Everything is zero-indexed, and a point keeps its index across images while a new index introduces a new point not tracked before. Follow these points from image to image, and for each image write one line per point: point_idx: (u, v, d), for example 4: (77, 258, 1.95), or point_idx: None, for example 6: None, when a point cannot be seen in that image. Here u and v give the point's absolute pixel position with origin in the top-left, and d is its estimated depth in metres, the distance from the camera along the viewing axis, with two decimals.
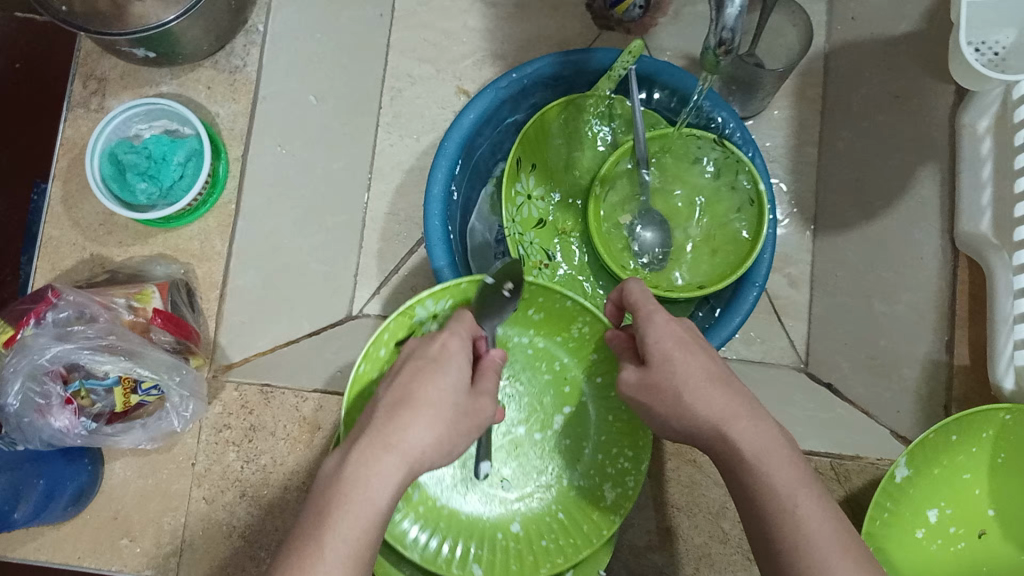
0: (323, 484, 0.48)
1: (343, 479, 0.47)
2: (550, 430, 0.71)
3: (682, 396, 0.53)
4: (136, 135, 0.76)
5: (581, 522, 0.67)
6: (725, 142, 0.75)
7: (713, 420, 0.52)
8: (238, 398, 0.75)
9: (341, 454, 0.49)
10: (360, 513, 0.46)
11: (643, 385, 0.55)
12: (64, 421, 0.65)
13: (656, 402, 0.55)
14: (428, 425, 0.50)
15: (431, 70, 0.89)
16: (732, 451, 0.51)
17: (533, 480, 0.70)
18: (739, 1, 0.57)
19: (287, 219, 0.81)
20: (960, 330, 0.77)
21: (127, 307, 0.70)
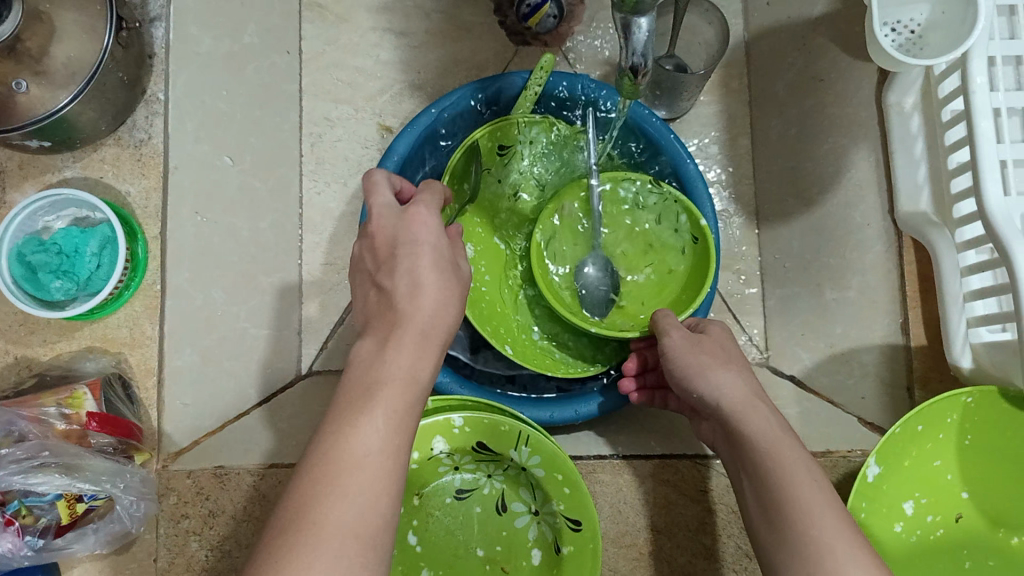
0: (357, 368, 0.48)
1: (376, 368, 0.47)
2: (515, 446, 0.66)
3: (718, 369, 0.60)
4: (45, 228, 0.72)
5: (498, 423, 0.66)
6: (663, 184, 0.74)
7: (741, 394, 0.58)
8: (192, 485, 0.71)
9: (375, 343, 0.49)
10: (396, 390, 0.46)
11: (691, 347, 0.63)
12: (7, 544, 0.62)
13: (691, 359, 0.62)
14: (430, 280, 0.51)
15: (349, 109, 0.88)
16: (753, 417, 0.56)
17: (495, 421, 0.66)
18: (646, 27, 0.54)
19: (219, 289, 0.78)
20: (914, 310, 0.77)
21: (60, 415, 0.66)
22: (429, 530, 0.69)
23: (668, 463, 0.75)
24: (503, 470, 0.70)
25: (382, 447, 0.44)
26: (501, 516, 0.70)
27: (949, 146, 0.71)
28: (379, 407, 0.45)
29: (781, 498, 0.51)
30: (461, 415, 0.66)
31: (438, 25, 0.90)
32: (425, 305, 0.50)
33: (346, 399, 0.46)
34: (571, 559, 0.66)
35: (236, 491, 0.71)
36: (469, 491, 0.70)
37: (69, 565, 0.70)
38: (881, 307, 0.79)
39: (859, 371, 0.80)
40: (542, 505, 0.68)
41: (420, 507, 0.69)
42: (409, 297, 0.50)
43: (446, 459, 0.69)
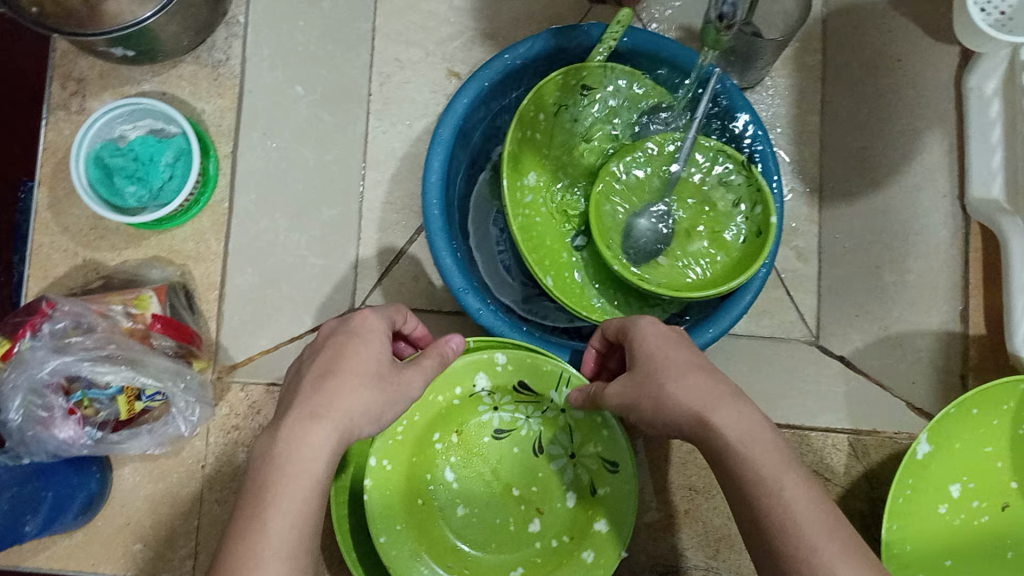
0: (256, 464, 0.49)
1: (275, 456, 0.49)
2: (557, 386, 0.67)
3: (672, 385, 0.54)
4: (121, 136, 0.74)
5: (541, 362, 0.66)
6: (752, 166, 0.72)
7: (697, 408, 0.53)
8: (245, 399, 0.73)
9: (269, 435, 0.50)
10: (300, 480, 0.48)
11: (636, 382, 0.56)
12: (69, 431, 0.65)
13: (641, 397, 0.55)
14: (358, 397, 0.51)
15: (419, 52, 0.86)
16: (720, 437, 0.52)
17: (538, 361, 0.66)
18: None
19: (281, 215, 0.79)
20: (974, 296, 0.79)
21: (126, 313, 0.68)
22: (464, 466, 0.70)
23: None
24: (541, 412, 0.69)
25: (290, 546, 0.46)
26: (537, 457, 0.70)
27: None
28: (274, 507, 0.47)
29: (769, 525, 0.48)
30: (504, 353, 0.67)
31: None
32: (348, 404, 0.51)
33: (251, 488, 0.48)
34: (606, 501, 0.66)
35: None
36: (506, 432, 0.70)
37: (121, 463, 0.73)
38: (941, 292, 0.80)
39: (912, 356, 0.80)
40: (579, 448, 0.68)
41: (457, 444, 0.70)
42: (333, 401, 0.51)
43: (484, 399, 0.69)
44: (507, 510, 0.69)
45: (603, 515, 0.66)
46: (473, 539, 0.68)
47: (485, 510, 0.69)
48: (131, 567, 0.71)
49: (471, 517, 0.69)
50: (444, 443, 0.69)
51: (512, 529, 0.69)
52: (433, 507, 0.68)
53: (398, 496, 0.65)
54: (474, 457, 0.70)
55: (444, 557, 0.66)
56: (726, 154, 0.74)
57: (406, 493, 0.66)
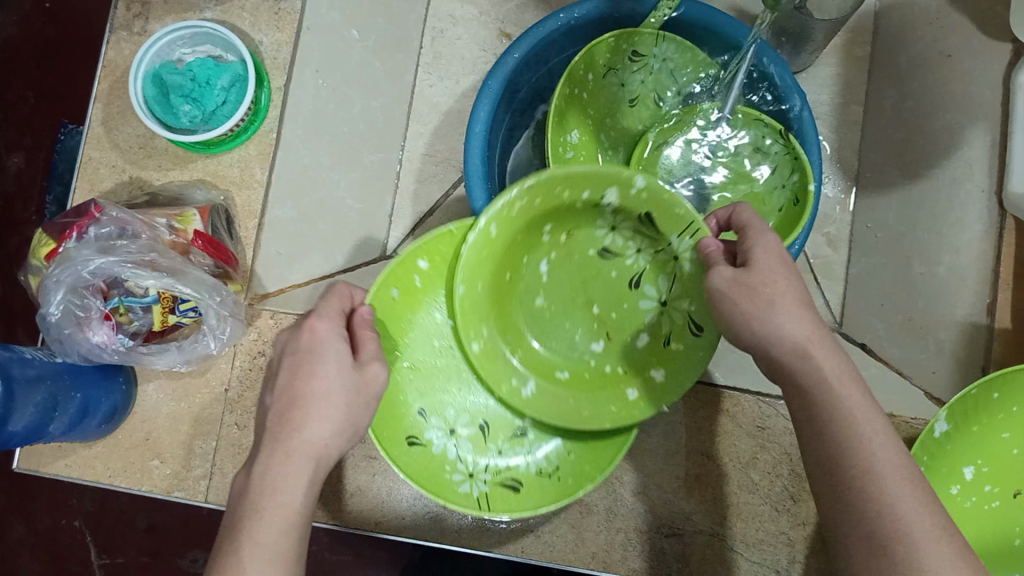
0: (233, 498, 0.47)
1: (251, 491, 0.47)
2: (683, 235, 0.61)
3: (769, 315, 0.53)
4: (179, 60, 0.76)
5: (673, 205, 0.60)
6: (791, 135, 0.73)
7: (800, 342, 0.53)
8: (274, 326, 0.74)
9: (245, 475, 0.48)
10: (273, 519, 0.46)
11: (736, 288, 0.55)
12: (103, 336, 0.66)
13: (738, 309, 0.54)
14: (319, 419, 0.49)
15: (473, 11, 0.90)
16: (813, 378, 0.52)
17: (672, 199, 0.60)
18: None
19: (324, 153, 0.81)
20: (1003, 293, 0.75)
21: (169, 228, 0.69)
22: (558, 273, 0.68)
23: (730, 394, 0.75)
24: (652, 249, 0.65)
25: None
26: (630, 289, 0.68)
27: None
28: (248, 543, 0.44)
29: (843, 455, 0.49)
30: (645, 179, 0.60)
31: None
32: (314, 433, 0.48)
33: (222, 541, 0.45)
34: (678, 357, 0.65)
35: None
36: (614, 256, 0.67)
37: (146, 378, 0.75)
38: (969, 286, 0.78)
39: (934, 347, 0.80)
40: (673, 298, 0.65)
41: (558, 245, 0.67)
42: (305, 435, 0.48)
43: (602, 216, 0.65)
44: (584, 338, 0.69)
45: (661, 367, 0.66)
46: (552, 347, 0.69)
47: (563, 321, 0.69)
48: (147, 482, 0.73)
49: (552, 329, 0.69)
50: (547, 232, 0.67)
51: (583, 356, 0.69)
52: (515, 279, 0.68)
53: (484, 291, 0.66)
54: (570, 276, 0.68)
55: (506, 384, 0.66)
56: (764, 123, 0.76)
57: (490, 299, 0.66)
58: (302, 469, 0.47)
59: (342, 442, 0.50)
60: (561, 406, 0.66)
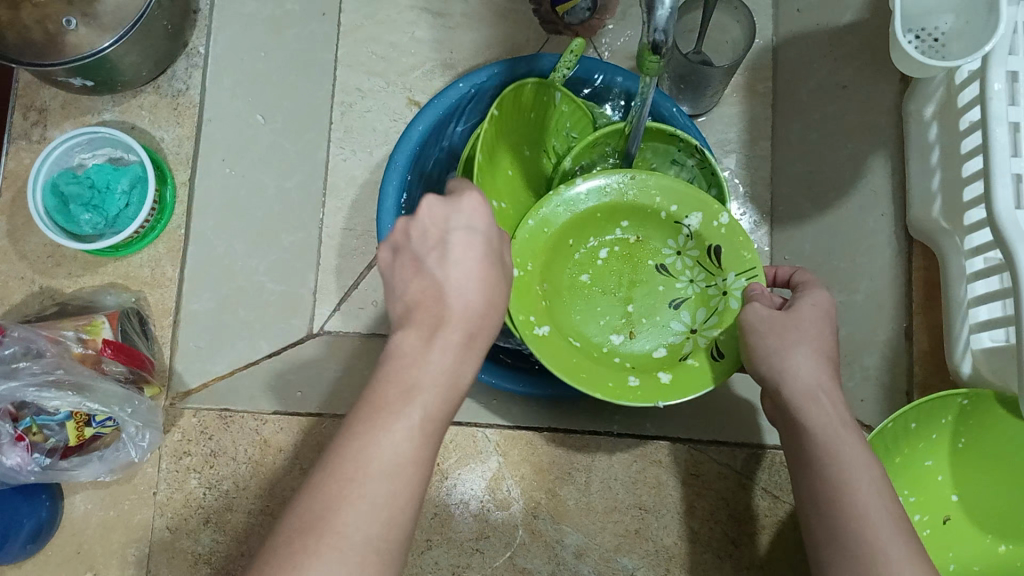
0: (395, 363, 0.44)
1: (409, 359, 0.44)
2: (730, 278, 0.65)
3: (796, 350, 0.58)
4: (79, 165, 0.75)
5: (737, 249, 0.65)
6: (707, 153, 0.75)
7: (813, 385, 0.57)
8: (197, 424, 0.73)
9: (414, 340, 0.44)
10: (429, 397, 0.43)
11: (772, 323, 0.59)
12: (16, 458, 0.65)
13: (768, 340, 0.59)
14: (467, 289, 0.45)
15: (381, 82, 0.91)
16: (818, 417, 0.56)
17: (744, 247, 0.65)
18: (669, 3, 0.56)
19: (239, 241, 0.81)
20: (917, 317, 0.76)
21: (77, 338, 0.69)
22: (608, 269, 0.70)
23: (663, 445, 0.75)
24: (703, 282, 0.68)
25: (408, 457, 0.42)
26: (667, 307, 0.69)
27: (965, 153, 0.72)
28: (416, 404, 0.43)
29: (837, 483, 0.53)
30: (729, 216, 0.66)
31: (475, 10, 0.94)
32: (475, 300, 0.45)
33: (376, 391, 0.43)
34: (689, 369, 0.63)
35: (240, 433, 0.72)
36: (666, 275, 0.69)
37: (72, 491, 0.73)
38: (887, 311, 0.79)
39: (861, 374, 0.81)
40: (705, 326, 0.66)
41: (621, 245, 0.70)
42: (460, 292, 0.45)
43: (674, 237, 0.68)
44: (605, 328, 0.68)
45: (670, 371, 0.63)
46: (583, 330, 0.68)
47: (597, 309, 0.69)
48: None
49: (585, 318, 0.69)
50: (612, 234, 0.70)
51: (595, 340, 0.67)
52: (571, 248, 0.69)
53: (542, 252, 0.66)
54: (617, 277, 0.70)
55: (521, 315, 0.63)
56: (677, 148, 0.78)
57: (546, 250, 0.67)
58: (460, 351, 0.45)
59: (486, 335, 0.46)
60: (565, 355, 0.63)
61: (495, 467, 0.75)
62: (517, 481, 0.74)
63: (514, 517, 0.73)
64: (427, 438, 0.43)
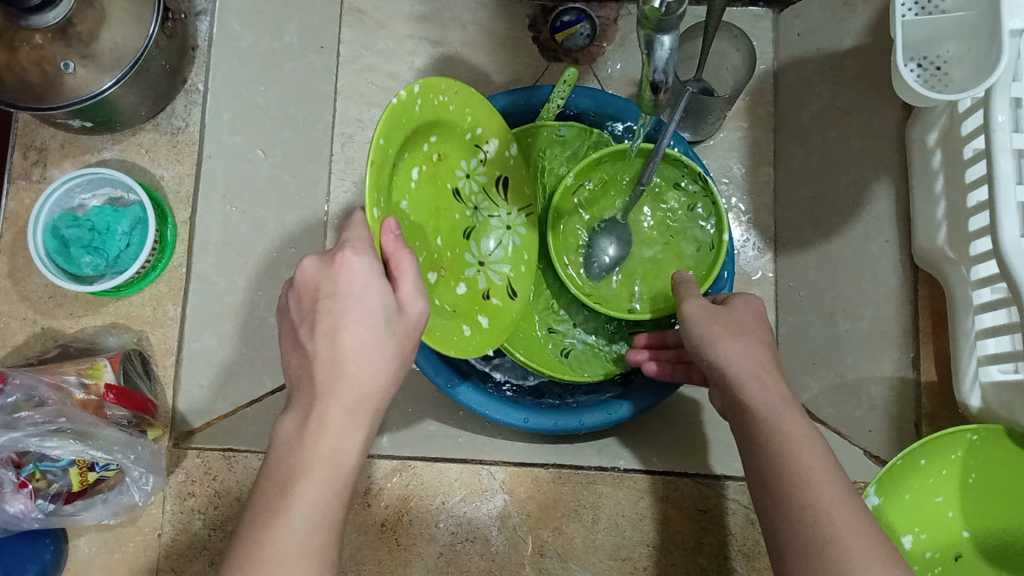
0: (278, 452, 0.49)
1: (300, 446, 0.49)
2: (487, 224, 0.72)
3: (732, 339, 0.59)
4: (80, 206, 0.75)
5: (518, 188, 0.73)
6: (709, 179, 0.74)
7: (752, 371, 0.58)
8: (201, 465, 0.73)
9: (299, 417, 0.50)
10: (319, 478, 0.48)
11: (708, 317, 0.62)
12: (19, 505, 0.65)
13: (708, 329, 0.61)
14: (358, 354, 0.50)
15: (380, 112, 0.92)
16: (761, 403, 0.56)
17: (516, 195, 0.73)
18: (668, 45, 0.56)
19: (240, 276, 0.80)
20: (925, 346, 0.75)
21: (80, 383, 0.69)
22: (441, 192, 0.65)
23: (669, 481, 0.75)
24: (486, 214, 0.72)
25: (299, 548, 0.46)
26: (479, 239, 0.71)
27: (970, 183, 0.71)
28: (298, 497, 0.48)
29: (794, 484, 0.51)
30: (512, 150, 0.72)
31: (475, 39, 0.94)
32: (351, 376, 0.50)
33: (271, 477, 0.49)
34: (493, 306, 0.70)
35: (243, 474, 0.72)
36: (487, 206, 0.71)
37: (75, 533, 0.71)
38: (892, 340, 0.78)
39: (868, 404, 0.80)
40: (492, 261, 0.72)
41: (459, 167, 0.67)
42: (331, 367, 0.50)
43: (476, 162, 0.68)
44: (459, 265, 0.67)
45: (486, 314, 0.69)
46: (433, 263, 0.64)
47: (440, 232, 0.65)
48: None
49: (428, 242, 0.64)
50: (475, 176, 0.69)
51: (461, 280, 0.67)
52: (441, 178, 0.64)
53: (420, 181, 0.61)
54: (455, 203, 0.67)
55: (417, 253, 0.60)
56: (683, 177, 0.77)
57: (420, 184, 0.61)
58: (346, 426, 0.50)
59: (375, 396, 0.51)
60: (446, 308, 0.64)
61: (501, 505, 0.74)
62: (523, 518, 0.74)
63: (521, 555, 0.73)
64: (317, 520, 0.47)
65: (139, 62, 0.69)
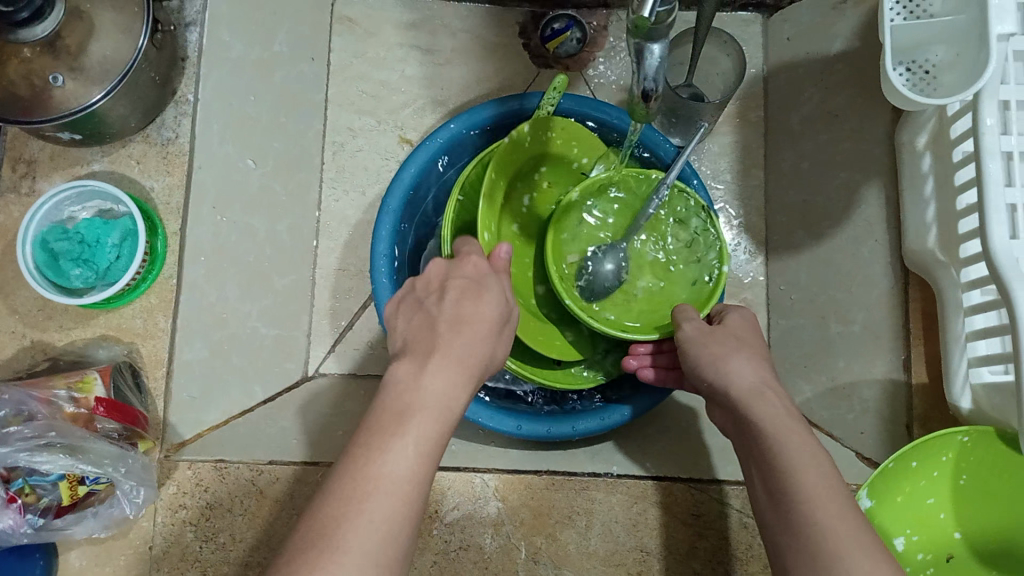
0: (390, 391, 0.51)
1: (418, 384, 0.50)
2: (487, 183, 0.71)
3: (731, 357, 0.62)
4: (69, 218, 0.74)
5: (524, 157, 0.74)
6: (711, 210, 0.72)
7: (751, 384, 0.60)
8: (193, 477, 0.72)
9: (413, 364, 0.52)
10: (429, 414, 0.49)
11: (706, 336, 0.64)
12: (8, 521, 0.64)
13: (706, 350, 0.63)
14: (468, 329, 0.54)
15: (372, 121, 0.91)
16: (761, 411, 0.57)
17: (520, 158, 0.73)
18: (658, 52, 0.56)
19: (231, 284, 0.80)
20: (915, 347, 0.76)
21: (69, 398, 0.69)
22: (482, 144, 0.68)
23: (662, 486, 0.75)
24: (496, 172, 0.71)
25: (409, 471, 0.46)
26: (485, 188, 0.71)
27: (960, 186, 0.71)
28: (411, 432, 0.48)
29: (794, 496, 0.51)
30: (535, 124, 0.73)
31: (465, 45, 0.94)
32: (465, 337, 0.54)
33: (385, 410, 0.49)
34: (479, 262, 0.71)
35: (235, 484, 0.72)
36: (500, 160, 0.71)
37: (67, 547, 0.71)
38: (884, 343, 0.78)
39: (859, 407, 0.80)
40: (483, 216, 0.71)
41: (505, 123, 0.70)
42: (450, 329, 0.54)
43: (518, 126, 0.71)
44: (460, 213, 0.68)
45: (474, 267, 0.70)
46: None
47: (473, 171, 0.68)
48: None
49: None
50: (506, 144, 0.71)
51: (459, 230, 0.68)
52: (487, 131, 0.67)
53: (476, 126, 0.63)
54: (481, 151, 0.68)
55: None
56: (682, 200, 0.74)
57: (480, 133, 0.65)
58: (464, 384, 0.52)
59: (483, 365, 0.54)
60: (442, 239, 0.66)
61: (494, 512, 0.74)
62: (516, 526, 0.74)
63: (514, 563, 0.73)
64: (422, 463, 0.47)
65: (131, 73, 0.69)
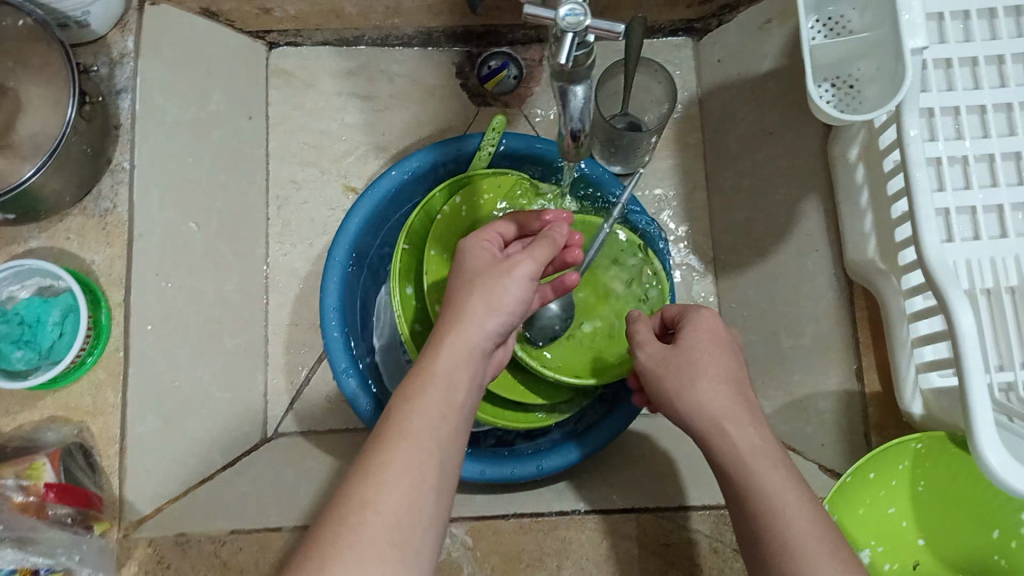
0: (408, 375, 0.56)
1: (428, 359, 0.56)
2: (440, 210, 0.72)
3: (694, 388, 0.60)
4: (9, 297, 0.73)
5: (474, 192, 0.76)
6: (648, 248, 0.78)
7: (717, 416, 0.59)
8: (153, 553, 0.69)
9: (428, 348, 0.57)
10: (443, 385, 0.54)
11: (669, 364, 0.63)
12: None
13: (670, 381, 0.62)
14: (505, 294, 0.58)
15: (315, 171, 0.91)
16: (733, 451, 0.57)
17: None
18: (581, 95, 0.56)
19: (182, 351, 0.79)
20: (866, 357, 0.77)
21: (18, 486, 0.68)
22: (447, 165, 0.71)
23: (628, 517, 0.75)
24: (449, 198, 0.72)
25: (430, 437, 0.51)
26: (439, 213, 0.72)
27: (892, 195, 0.73)
28: (420, 404, 0.52)
29: (777, 551, 0.52)
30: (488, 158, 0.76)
31: (402, 88, 0.94)
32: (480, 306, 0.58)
33: (403, 388, 0.54)
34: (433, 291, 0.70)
35: (198, 557, 0.68)
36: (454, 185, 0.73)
37: None
38: (835, 354, 0.80)
39: (818, 418, 0.80)
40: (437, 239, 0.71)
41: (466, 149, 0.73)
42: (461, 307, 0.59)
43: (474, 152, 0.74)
44: None
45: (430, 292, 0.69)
46: None
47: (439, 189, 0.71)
48: None
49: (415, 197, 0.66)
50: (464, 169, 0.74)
51: None
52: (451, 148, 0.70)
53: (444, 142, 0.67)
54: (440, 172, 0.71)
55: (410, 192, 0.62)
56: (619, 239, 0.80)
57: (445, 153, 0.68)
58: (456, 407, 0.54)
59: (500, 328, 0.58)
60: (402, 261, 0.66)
61: (464, 561, 0.74)
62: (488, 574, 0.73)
63: None
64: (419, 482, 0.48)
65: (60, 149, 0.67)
